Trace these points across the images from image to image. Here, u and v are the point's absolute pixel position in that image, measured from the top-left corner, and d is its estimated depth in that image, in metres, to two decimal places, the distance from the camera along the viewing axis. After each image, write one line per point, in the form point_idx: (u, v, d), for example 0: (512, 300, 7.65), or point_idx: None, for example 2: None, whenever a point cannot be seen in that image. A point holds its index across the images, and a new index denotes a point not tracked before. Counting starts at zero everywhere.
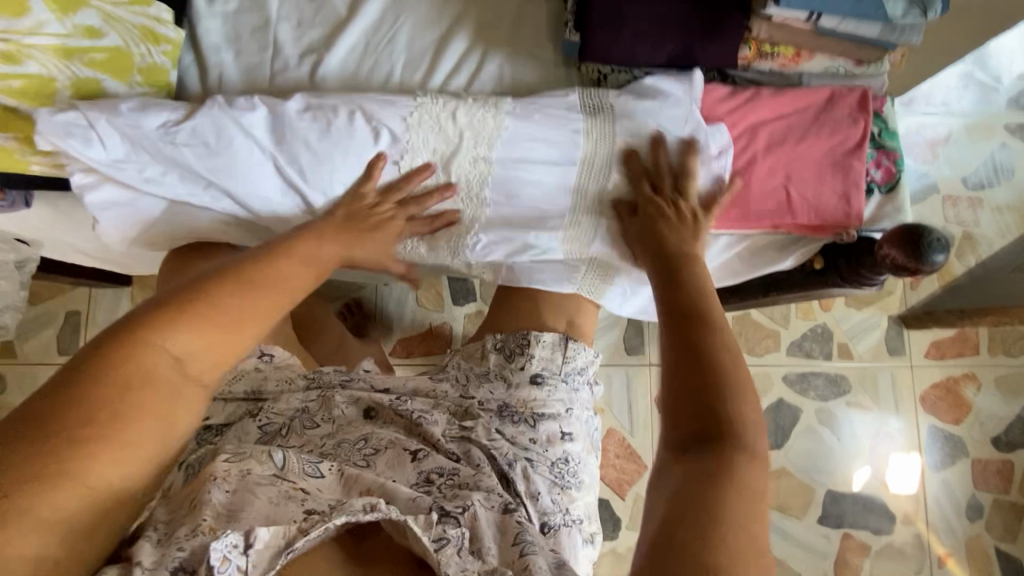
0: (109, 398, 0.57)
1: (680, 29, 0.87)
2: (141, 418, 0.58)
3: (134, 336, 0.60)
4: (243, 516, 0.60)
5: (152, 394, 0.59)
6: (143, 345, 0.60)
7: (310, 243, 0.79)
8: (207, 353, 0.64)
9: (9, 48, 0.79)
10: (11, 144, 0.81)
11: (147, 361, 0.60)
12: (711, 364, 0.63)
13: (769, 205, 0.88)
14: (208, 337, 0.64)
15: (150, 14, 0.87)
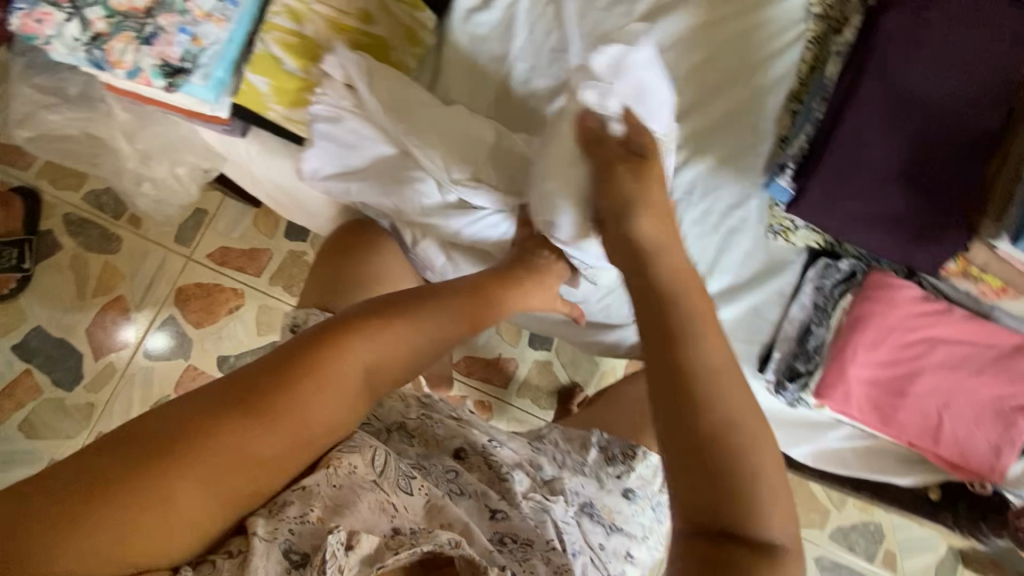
0: (294, 365, 0.59)
1: (899, 221, 0.85)
2: (281, 417, 0.56)
3: (328, 348, 0.61)
4: (347, 514, 0.57)
5: (319, 385, 0.59)
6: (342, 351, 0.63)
7: (445, 303, 0.75)
8: (386, 359, 0.66)
9: (298, 8, 0.87)
10: (264, 88, 0.87)
11: (335, 357, 0.61)
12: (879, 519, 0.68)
13: (915, 423, 0.84)
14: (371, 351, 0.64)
15: (419, 19, 0.93)
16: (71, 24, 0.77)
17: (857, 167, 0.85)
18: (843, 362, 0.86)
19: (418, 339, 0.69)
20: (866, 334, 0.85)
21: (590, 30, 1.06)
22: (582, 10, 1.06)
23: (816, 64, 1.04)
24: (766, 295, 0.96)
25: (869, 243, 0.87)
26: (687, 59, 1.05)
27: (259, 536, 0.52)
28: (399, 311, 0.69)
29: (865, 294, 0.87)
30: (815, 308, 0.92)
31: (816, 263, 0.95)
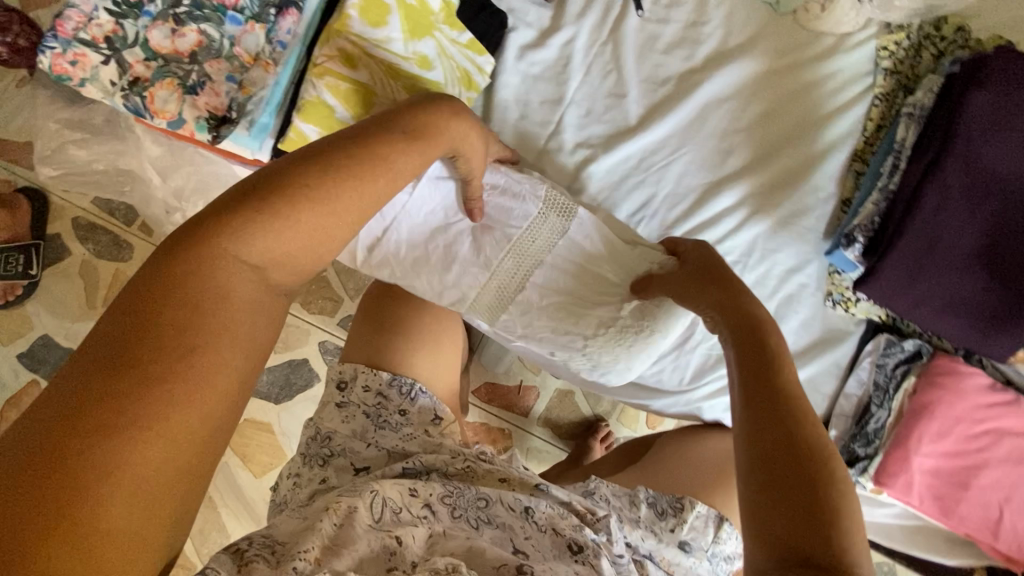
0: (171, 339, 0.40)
1: (974, 309, 0.82)
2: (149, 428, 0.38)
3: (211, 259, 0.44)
4: (343, 554, 0.60)
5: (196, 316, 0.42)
6: (203, 266, 0.43)
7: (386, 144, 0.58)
8: (292, 253, 0.48)
9: (353, 52, 0.80)
10: (314, 138, 0.80)
11: (194, 277, 0.43)
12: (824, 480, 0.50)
13: (974, 516, 0.82)
14: (292, 240, 0.48)
15: (476, 62, 0.88)
16: (107, 66, 0.71)
17: (934, 250, 0.81)
18: (906, 451, 0.83)
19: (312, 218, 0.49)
20: (931, 425, 0.82)
21: (649, 75, 1.00)
22: (641, 52, 1.01)
23: (883, 122, 0.99)
24: (822, 367, 0.93)
25: (938, 328, 0.84)
26: (749, 110, 1.00)
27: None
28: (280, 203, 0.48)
29: (931, 380, 0.84)
30: (874, 386, 0.89)
31: (877, 338, 0.92)
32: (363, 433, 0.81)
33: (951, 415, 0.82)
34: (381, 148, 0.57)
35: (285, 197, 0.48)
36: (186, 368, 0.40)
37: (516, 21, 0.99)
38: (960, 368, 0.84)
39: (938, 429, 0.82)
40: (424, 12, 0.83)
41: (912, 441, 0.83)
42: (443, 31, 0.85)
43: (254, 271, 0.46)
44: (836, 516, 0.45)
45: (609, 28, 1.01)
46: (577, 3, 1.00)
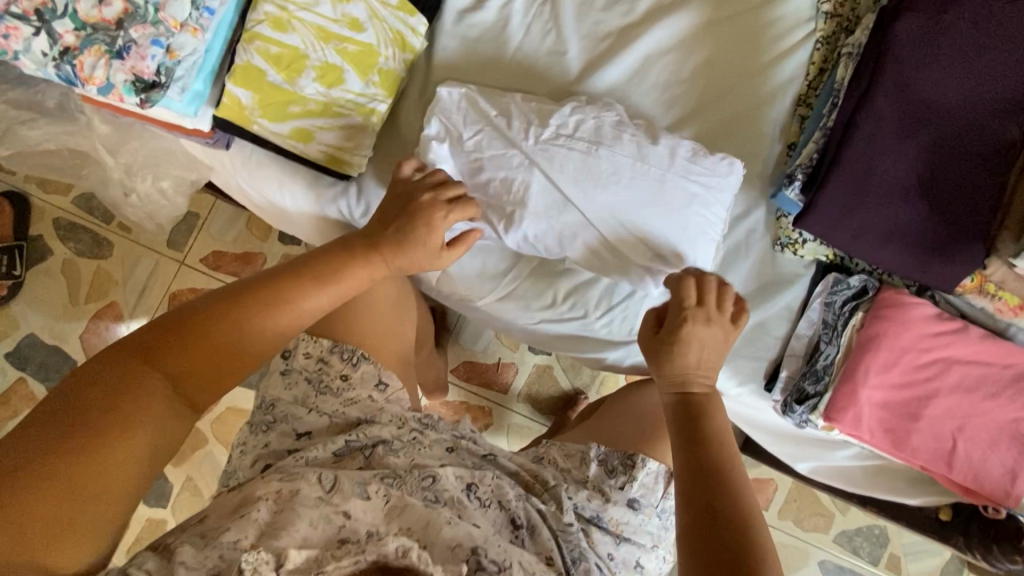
0: (126, 406, 0.55)
1: (913, 240, 0.81)
2: (99, 457, 0.53)
3: (173, 338, 0.60)
4: (282, 536, 0.59)
5: (144, 380, 0.57)
6: (168, 348, 0.59)
7: (337, 258, 0.71)
8: (216, 358, 0.61)
9: (281, 16, 0.82)
10: (247, 101, 0.83)
11: (159, 358, 0.58)
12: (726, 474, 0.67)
13: (927, 447, 0.81)
14: (233, 338, 0.62)
15: (409, 24, 0.89)
16: (39, 37, 0.73)
17: (868, 183, 0.81)
18: (854, 385, 0.82)
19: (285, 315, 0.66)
20: (878, 356, 0.82)
21: (590, 31, 1.01)
22: (580, 9, 1.01)
23: (825, 65, 0.99)
24: (773, 310, 0.92)
25: (881, 259, 0.83)
26: (691, 61, 1.01)
27: (186, 564, 0.55)
28: (250, 306, 0.64)
29: (878, 313, 0.84)
30: (824, 325, 0.88)
31: (826, 278, 0.91)
32: (304, 399, 0.81)
33: (905, 353, 0.82)
34: (340, 264, 0.71)
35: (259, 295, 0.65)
36: (105, 459, 0.53)
37: None
38: (917, 307, 0.82)
39: (889, 363, 0.82)
40: None
41: (863, 377, 0.82)
42: None
43: (179, 389, 0.59)
44: (744, 539, 0.59)
45: None
46: None
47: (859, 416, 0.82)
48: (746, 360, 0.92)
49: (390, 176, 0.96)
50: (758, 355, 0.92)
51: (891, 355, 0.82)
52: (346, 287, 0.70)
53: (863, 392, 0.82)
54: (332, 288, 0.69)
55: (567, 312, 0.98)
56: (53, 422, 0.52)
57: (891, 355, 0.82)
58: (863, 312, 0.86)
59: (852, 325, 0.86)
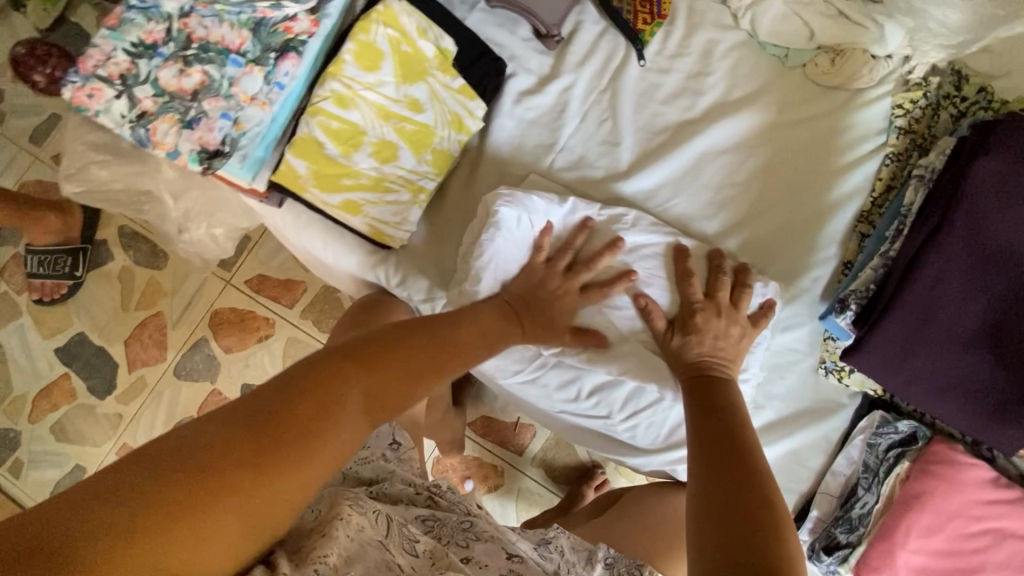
0: (282, 431, 0.45)
1: (976, 394, 0.75)
2: (246, 498, 0.42)
3: (335, 372, 0.51)
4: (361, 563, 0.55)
5: (326, 426, 0.48)
6: (329, 384, 0.50)
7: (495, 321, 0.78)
8: (395, 389, 0.56)
9: (345, 94, 0.84)
10: (303, 171, 0.85)
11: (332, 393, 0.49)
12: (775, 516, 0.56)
13: None
14: (380, 382, 0.55)
15: (467, 107, 0.91)
16: (119, 100, 0.77)
17: (928, 327, 0.75)
18: (892, 544, 0.75)
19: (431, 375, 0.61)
20: (922, 517, 0.75)
21: (647, 123, 1.00)
22: (640, 101, 1.01)
23: (892, 183, 0.95)
24: (808, 441, 0.87)
25: (938, 411, 0.77)
26: (748, 163, 0.98)
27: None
28: (415, 340, 0.61)
29: (927, 467, 0.77)
30: (864, 467, 0.83)
31: (871, 414, 0.85)
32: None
33: (951, 520, 0.74)
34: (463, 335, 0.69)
35: (395, 344, 0.58)
36: (277, 484, 0.44)
37: (516, 67, 1.01)
38: (966, 468, 0.76)
39: (935, 530, 0.74)
40: (418, 58, 0.87)
41: (902, 538, 0.75)
42: (436, 76, 0.89)
43: (368, 409, 0.52)
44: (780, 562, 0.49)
45: (609, 77, 1.02)
46: (577, 53, 1.01)
47: None
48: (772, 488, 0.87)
49: (430, 248, 0.97)
50: (785, 484, 0.87)
51: (934, 520, 0.75)
52: (479, 348, 0.72)
53: (901, 554, 0.74)
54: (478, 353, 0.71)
55: (590, 408, 0.95)
56: (235, 439, 0.43)
57: (936, 519, 0.75)
58: (909, 460, 0.79)
59: (897, 475, 0.78)
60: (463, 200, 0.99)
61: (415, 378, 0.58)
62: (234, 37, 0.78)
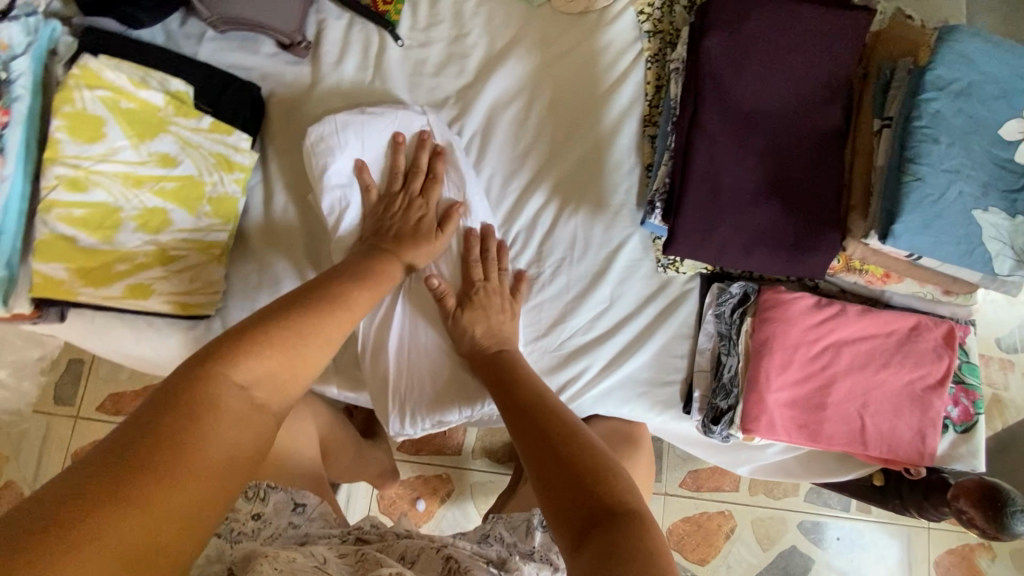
0: (168, 433, 0.48)
1: (777, 238, 0.83)
2: (163, 492, 0.45)
3: (209, 366, 0.55)
4: None
5: (210, 430, 0.50)
6: (199, 386, 0.53)
7: (370, 267, 0.81)
8: (277, 377, 0.60)
9: (78, 176, 0.76)
10: (63, 274, 0.75)
11: (211, 397, 0.52)
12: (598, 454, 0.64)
13: (841, 431, 0.83)
14: (260, 369, 0.58)
15: (228, 143, 0.84)
16: None
17: (720, 197, 0.82)
18: (759, 391, 0.83)
19: (312, 344, 0.64)
20: (773, 358, 0.84)
21: (427, 100, 1.00)
22: (412, 80, 1.00)
23: (660, 81, 1.00)
24: (669, 334, 0.93)
25: (754, 265, 0.84)
26: (533, 105, 1.01)
27: None
28: (285, 318, 0.64)
29: (765, 315, 0.85)
30: (720, 336, 0.90)
31: (711, 289, 0.93)
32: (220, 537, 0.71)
33: (796, 349, 0.84)
34: (333, 291, 0.72)
35: (273, 324, 0.62)
36: (195, 468, 0.48)
37: (274, 86, 0.95)
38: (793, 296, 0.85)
39: (788, 362, 0.84)
40: (149, 111, 0.80)
41: (765, 379, 0.83)
42: (180, 123, 0.82)
43: (247, 411, 0.55)
44: (621, 516, 0.56)
45: (373, 65, 0.99)
46: (331, 52, 0.97)
47: (772, 422, 0.83)
48: (658, 385, 0.93)
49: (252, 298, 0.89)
50: (667, 378, 0.93)
51: (784, 355, 0.84)
52: (357, 303, 0.74)
53: (769, 392, 0.83)
54: (354, 304, 0.73)
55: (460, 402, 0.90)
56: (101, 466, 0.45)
57: (784, 354, 0.84)
58: (748, 318, 0.88)
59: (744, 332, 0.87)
60: (270, 240, 0.91)
61: (295, 356, 0.62)
62: None
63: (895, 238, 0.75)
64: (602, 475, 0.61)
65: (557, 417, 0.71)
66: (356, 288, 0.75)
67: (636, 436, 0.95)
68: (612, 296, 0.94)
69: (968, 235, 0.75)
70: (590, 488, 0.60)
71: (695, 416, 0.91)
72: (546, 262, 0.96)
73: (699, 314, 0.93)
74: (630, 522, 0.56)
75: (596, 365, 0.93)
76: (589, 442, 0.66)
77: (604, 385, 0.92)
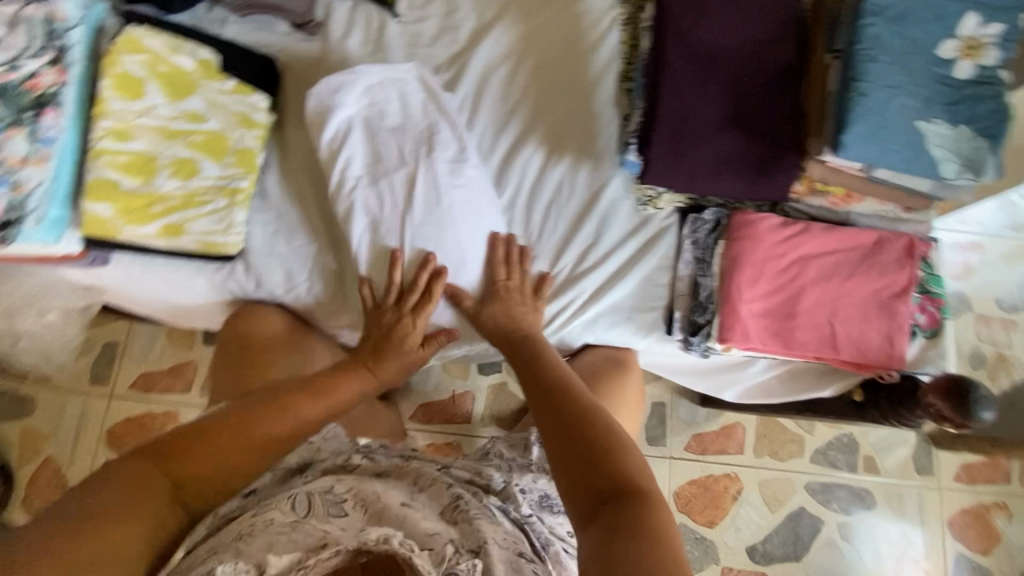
0: (86, 536, 0.59)
1: (740, 163, 0.91)
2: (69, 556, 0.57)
3: (202, 431, 0.74)
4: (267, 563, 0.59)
5: (139, 508, 0.64)
6: (128, 472, 0.67)
7: (329, 380, 0.87)
8: (230, 456, 0.74)
9: (121, 127, 0.87)
10: (108, 213, 0.86)
11: (150, 479, 0.67)
12: (609, 435, 0.69)
13: (812, 337, 0.89)
14: (222, 447, 0.74)
15: (249, 103, 0.95)
16: None
17: (687, 127, 0.91)
18: (734, 303, 0.90)
19: (261, 450, 0.76)
20: (745, 273, 0.91)
21: (424, 68, 1.11)
22: (410, 51, 1.11)
23: (634, 42, 1.11)
24: (653, 264, 1.00)
25: (722, 188, 0.92)
26: (520, 68, 1.11)
27: None
28: (291, 393, 0.82)
29: (734, 237, 0.93)
30: (698, 260, 0.97)
31: (687, 220, 1.00)
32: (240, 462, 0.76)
33: (766, 263, 0.91)
34: (329, 381, 0.87)
35: (272, 400, 0.80)
36: (103, 534, 0.60)
37: (289, 60, 1.07)
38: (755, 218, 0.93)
39: (758, 276, 0.91)
40: (181, 75, 0.92)
41: (738, 293, 0.90)
42: (207, 86, 0.93)
43: (163, 468, 0.69)
44: (632, 493, 0.63)
45: (375, 39, 1.10)
46: (338, 29, 1.10)
47: (747, 331, 0.89)
48: (642, 311, 0.99)
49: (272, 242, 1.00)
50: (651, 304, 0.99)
51: (755, 269, 0.91)
52: (343, 395, 0.88)
53: (742, 303, 0.90)
54: (324, 404, 0.84)
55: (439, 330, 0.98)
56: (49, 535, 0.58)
57: (755, 267, 0.91)
58: (722, 241, 0.95)
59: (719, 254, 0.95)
60: (284, 191, 1.02)
61: (252, 462, 0.76)
62: None
63: (846, 148, 0.82)
64: (608, 449, 0.68)
65: (569, 387, 0.78)
66: (347, 386, 0.89)
67: (624, 362, 1.01)
68: (597, 232, 1.02)
69: (912, 142, 0.82)
70: (598, 462, 0.66)
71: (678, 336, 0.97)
72: (535, 204, 1.05)
73: (676, 243, 1.00)
74: (639, 500, 0.62)
75: (585, 295, 1.00)
76: (601, 420, 0.72)
77: (592, 313, 1.00)
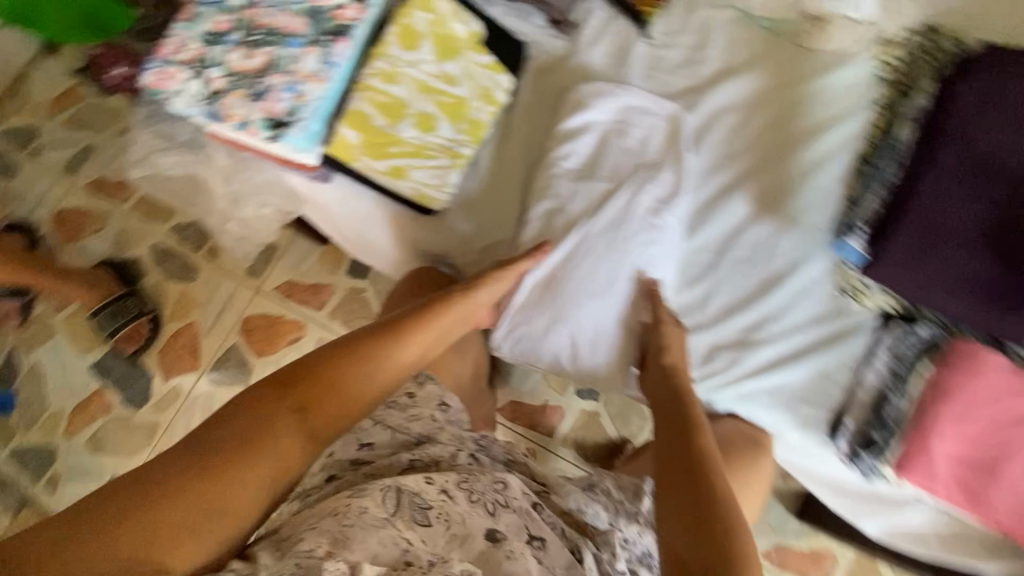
0: (181, 487, 0.63)
1: (986, 291, 0.81)
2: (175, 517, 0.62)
3: (304, 376, 0.75)
4: (354, 548, 0.64)
5: (236, 463, 0.67)
6: (231, 413, 0.70)
7: (425, 310, 0.86)
8: (336, 384, 0.76)
9: (390, 70, 0.95)
10: (354, 140, 0.94)
11: (249, 420, 0.70)
12: (733, 533, 0.66)
13: (1007, 503, 0.81)
14: (327, 385, 0.75)
15: (498, 81, 1.01)
16: (195, 81, 0.88)
17: (937, 235, 0.83)
18: (927, 435, 0.83)
19: (359, 376, 0.77)
20: (952, 407, 0.83)
21: (656, 92, 1.11)
22: (648, 72, 1.12)
23: (886, 128, 1.04)
24: (834, 359, 0.93)
25: (950, 309, 0.83)
26: (753, 119, 1.08)
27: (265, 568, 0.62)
28: (388, 327, 0.83)
29: (952, 363, 0.85)
30: (892, 375, 0.89)
31: (892, 328, 0.92)
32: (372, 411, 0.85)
33: (979, 406, 0.83)
34: (422, 317, 0.86)
35: (369, 335, 0.81)
36: (200, 497, 0.63)
37: (536, 50, 1.12)
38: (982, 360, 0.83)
39: (965, 417, 0.83)
40: (453, 40, 0.98)
41: (935, 427, 0.83)
42: (469, 55, 1.00)
43: (276, 417, 0.71)
44: None
45: (619, 53, 1.13)
46: (589, 34, 1.13)
47: (931, 471, 0.83)
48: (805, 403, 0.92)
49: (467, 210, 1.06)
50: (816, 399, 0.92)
51: (965, 408, 0.83)
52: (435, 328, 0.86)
53: (936, 439, 0.83)
54: (414, 334, 0.84)
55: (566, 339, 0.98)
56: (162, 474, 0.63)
57: (964, 407, 0.83)
58: (931, 363, 0.87)
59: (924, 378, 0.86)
60: (492, 167, 1.07)
61: (356, 388, 0.77)
62: (295, 24, 0.90)
63: None
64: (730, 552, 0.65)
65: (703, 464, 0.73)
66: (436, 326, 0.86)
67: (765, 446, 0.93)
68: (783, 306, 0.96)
69: None
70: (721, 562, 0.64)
71: (843, 446, 0.90)
72: (725, 256, 1.01)
73: (869, 349, 0.93)
74: None
75: (748, 365, 0.95)
76: (729, 514, 0.68)
77: (750, 386, 0.94)
